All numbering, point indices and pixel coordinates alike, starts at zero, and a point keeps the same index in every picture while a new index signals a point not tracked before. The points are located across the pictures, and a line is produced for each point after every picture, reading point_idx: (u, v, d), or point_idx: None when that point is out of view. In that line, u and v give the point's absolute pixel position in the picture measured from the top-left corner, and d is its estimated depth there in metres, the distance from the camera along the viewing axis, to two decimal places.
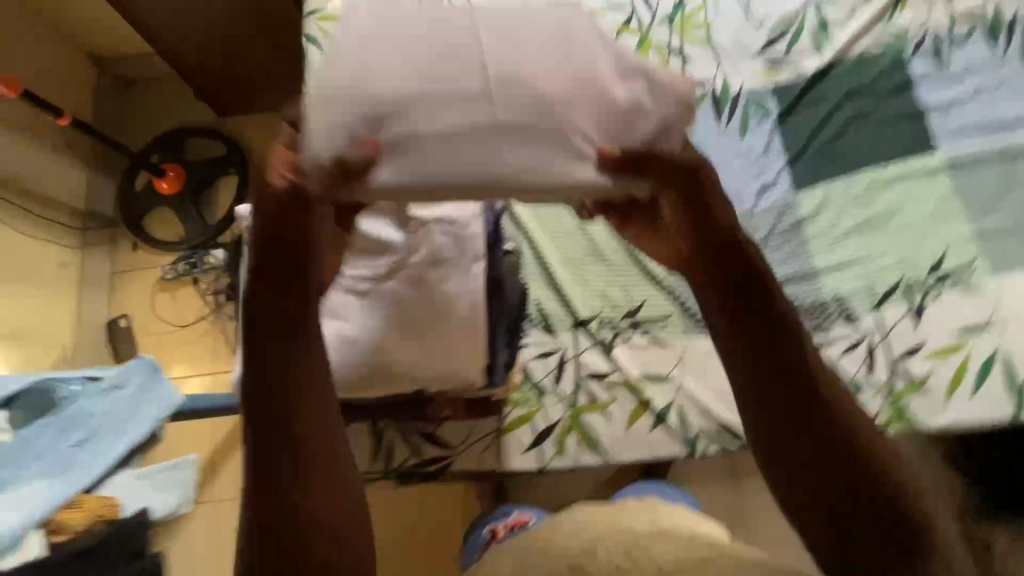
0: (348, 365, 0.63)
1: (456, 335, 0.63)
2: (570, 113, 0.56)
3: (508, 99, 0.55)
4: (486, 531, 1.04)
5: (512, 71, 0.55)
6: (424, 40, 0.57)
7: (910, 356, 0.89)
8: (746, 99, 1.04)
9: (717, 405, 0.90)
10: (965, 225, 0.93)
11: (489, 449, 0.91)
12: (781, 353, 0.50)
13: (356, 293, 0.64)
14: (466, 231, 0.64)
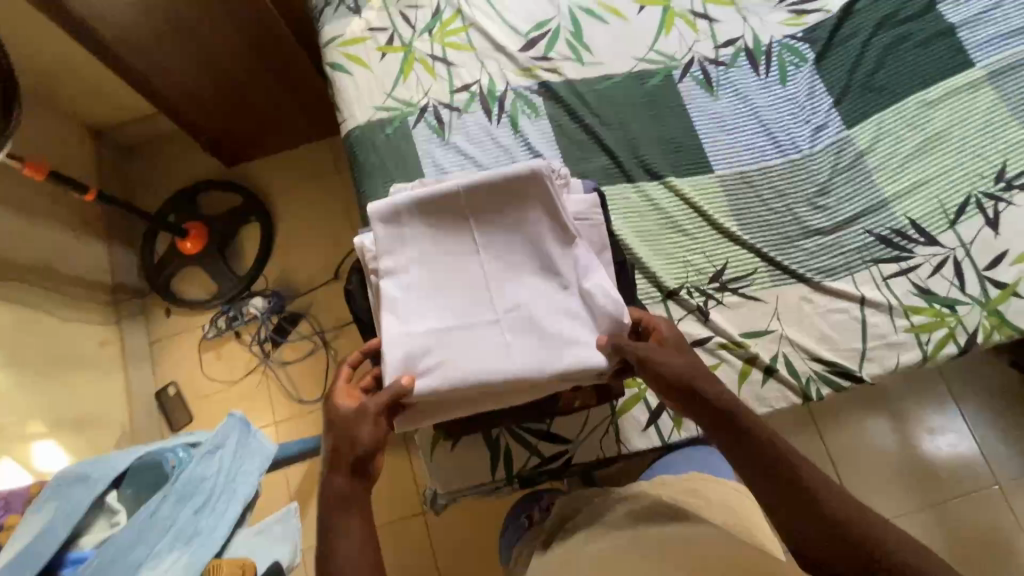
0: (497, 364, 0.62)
1: None
2: (547, 327, 0.72)
3: (517, 321, 0.72)
4: (524, 517, 1.02)
5: (518, 288, 0.74)
6: (446, 275, 0.74)
7: (997, 265, 0.91)
8: (780, 48, 1.05)
9: (821, 345, 0.91)
10: (1020, 129, 0.96)
11: (607, 434, 0.91)
12: (764, 455, 0.66)
13: None
14: (591, 221, 0.78)
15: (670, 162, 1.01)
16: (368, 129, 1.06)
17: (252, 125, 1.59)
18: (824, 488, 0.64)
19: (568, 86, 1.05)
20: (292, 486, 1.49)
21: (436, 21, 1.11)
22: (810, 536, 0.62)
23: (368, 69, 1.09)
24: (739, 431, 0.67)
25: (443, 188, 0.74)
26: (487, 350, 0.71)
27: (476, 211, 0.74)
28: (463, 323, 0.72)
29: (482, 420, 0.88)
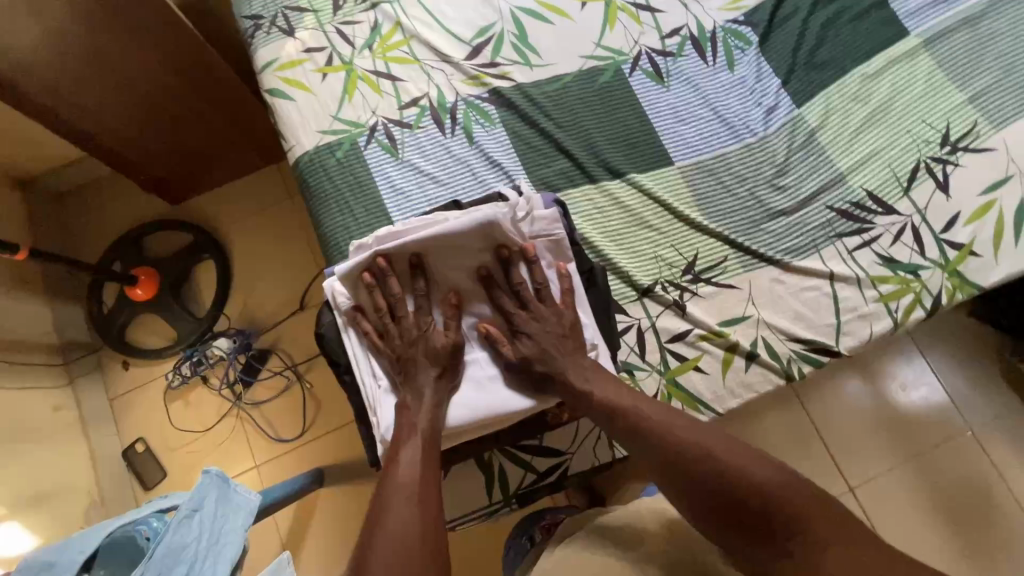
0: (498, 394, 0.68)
1: None
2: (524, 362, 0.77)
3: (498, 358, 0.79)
4: (525, 539, 1.10)
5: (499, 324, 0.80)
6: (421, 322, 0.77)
7: (952, 227, 0.94)
8: (723, 33, 1.06)
9: (799, 327, 0.92)
10: (958, 92, 0.99)
11: (599, 441, 0.90)
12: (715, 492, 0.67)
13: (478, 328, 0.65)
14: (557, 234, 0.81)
15: (630, 158, 1.00)
16: (318, 155, 1.02)
17: (194, 159, 1.51)
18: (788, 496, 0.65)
19: (519, 91, 1.03)
20: (282, 534, 1.42)
21: (375, 35, 1.07)
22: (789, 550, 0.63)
23: (310, 92, 1.05)
24: (683, 464, 0.69)
25: (416, 236, 0.77)
26: (468, 390, 0.78)
27: (440, 256, 0.78)
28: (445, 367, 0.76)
29: (471, 444, 0.85)
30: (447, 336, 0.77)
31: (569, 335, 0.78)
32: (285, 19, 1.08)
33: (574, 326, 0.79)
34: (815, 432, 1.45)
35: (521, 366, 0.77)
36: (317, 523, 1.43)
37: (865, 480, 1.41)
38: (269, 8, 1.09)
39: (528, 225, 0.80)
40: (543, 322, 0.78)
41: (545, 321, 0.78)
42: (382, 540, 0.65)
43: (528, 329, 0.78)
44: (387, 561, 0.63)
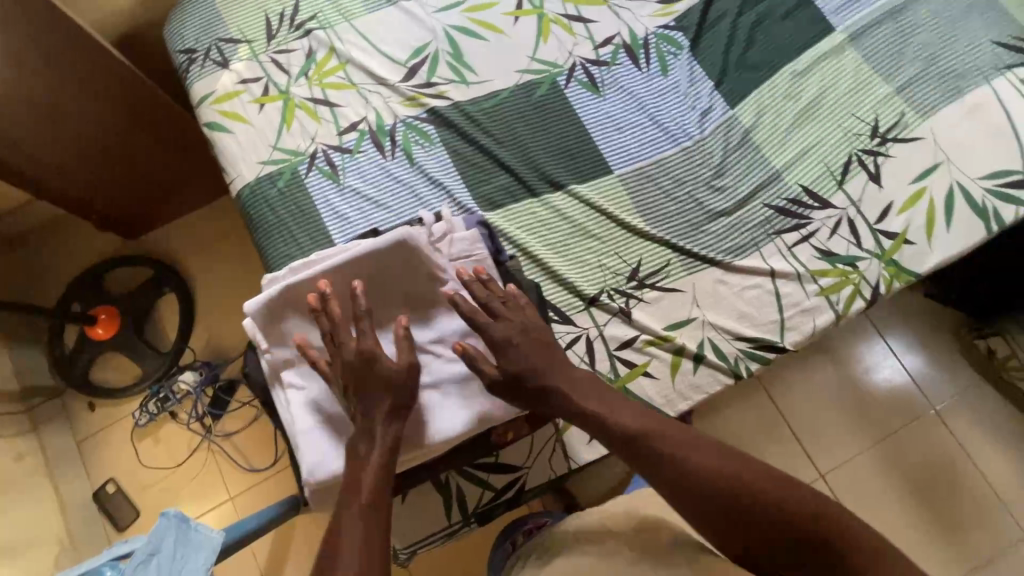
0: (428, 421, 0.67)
1: None
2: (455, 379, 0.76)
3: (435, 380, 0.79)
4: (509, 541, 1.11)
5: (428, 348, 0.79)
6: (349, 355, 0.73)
7: (886, 217, 0.96)
8: (656, 39, 1.07)
9: (745, 326, 0.93)
10: (885, 84, 1.01)
11: (555, 453, 0.90)
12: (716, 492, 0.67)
13: None
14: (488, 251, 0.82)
15: (569, 169, 1.01)
16: (260, 186, 1.02)
17: (148, 194, 1.50)
18: (746, 479, 0.67)
19: (456, 108, 1.04)
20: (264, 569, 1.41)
21: (310, 62, 1.07)
22: (741, 531, 0.66)
23: (248, 123, 1.04)
24: (645, 446, 0.71)
25: (341, 257, 0.78)
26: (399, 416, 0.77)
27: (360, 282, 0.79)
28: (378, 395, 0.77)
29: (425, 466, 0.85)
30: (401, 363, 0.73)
31: (538, 337, 0.76)
32: (219, 51, 1.08)
33: (543, 330, 0.77)
34: (786, 423, 1.47)
35: (507, 379, 0.75)
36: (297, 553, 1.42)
37: (836, 464, 1.43)
38: (202, 41, 1.08)
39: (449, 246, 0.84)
40: (513, 327, 0.76)
41: (515, 324, 0.76)
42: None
43: (500, 339, 0.75)
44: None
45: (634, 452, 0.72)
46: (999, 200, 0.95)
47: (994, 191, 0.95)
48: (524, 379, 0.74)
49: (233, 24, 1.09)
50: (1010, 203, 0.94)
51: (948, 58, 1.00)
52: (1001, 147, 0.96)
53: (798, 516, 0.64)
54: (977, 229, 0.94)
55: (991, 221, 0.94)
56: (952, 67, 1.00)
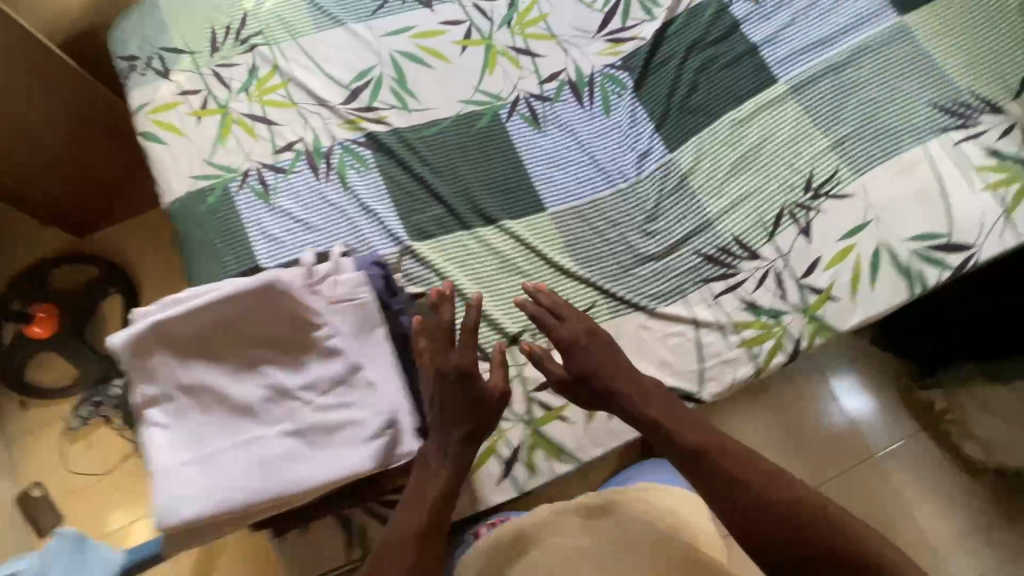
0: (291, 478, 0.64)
1: None
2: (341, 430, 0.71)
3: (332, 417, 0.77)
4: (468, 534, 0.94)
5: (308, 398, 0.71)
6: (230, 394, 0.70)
7: (812, 272, 0.96)
8: (601, 78, 1.07)
9: (664, 374, 0.93)
10: (822, 139, 1.01)
11: (462, 494, 0.89)
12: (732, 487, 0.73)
13: None
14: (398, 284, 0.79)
15: (503, 203, 1.00)
16: (190, 202, 1.00)
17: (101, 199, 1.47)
18: (785, 495, 0.71)
19: (395, 135, 1.03)
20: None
21: (252, 78, 1.05)
22: (774, 543, 0.68)
23: (184, 136, 1.03)
24: (692, 452, 0.76)
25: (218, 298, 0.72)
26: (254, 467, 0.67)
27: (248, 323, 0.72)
28: (236, 442, 0.69)
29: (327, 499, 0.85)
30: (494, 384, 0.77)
31: (598, 341, 0.86)
32: (161, 61, 1.06)
33: (604, 339, 0.87)
34: None
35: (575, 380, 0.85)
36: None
37: None
38: (145, 49, 1.07)
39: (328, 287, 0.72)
40: (581, 329, 0.86)
41: (579, 328, 0.86)
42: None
43: (567, 340, 0.86)
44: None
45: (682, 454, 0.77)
46: (923, 262, 0.95)
47: (919, 253, 0.96)
48: (587, 379, 0.84)
49: (179, 34, 1.08)
50: (934, 266, 0.95)
51: (886, 117, 1.00)
52: (929, 209, 0.97)
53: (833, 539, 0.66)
54: (900, 290, 0.95)
55: (915, 283, 0.95)
56: (889, 127, 1.00)
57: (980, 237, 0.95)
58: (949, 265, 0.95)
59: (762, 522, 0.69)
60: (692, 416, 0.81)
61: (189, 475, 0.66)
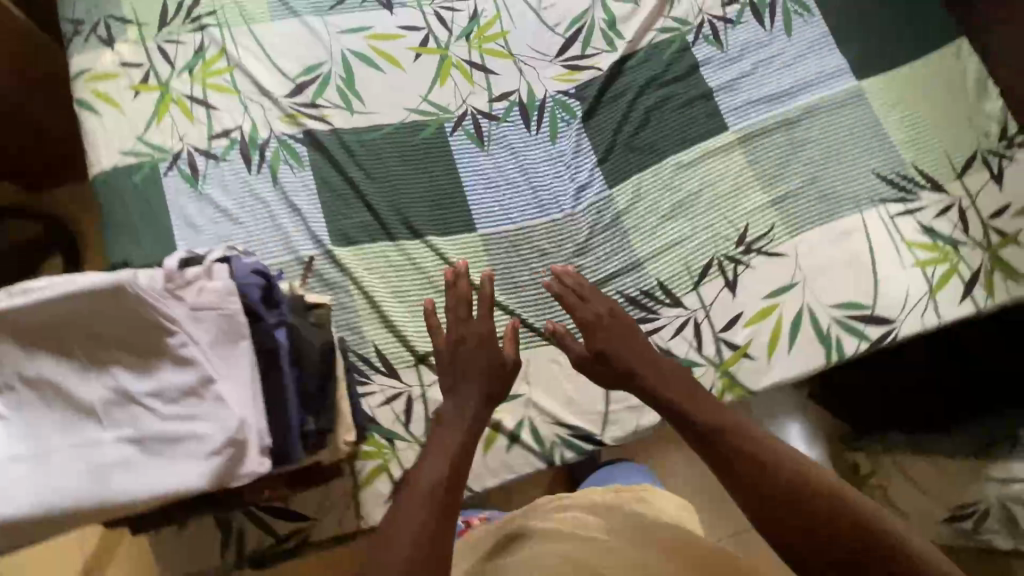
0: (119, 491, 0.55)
1: (226, 405, 0.59)
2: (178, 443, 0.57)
3: None
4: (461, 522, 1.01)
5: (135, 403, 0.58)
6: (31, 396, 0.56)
7: (732, 326, 0.95)
8: (552, 103, 1.05)
9: (568, 412, 0.92)
10: (762, 194, 1.00)
11: (346, 510, 0.87)
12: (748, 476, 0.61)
13: (131, 425, 0.57)
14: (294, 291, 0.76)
15: (433, 218, 0.98)
16: (113, 176, 0.96)
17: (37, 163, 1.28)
18: (794, 473, 0.60)
19: (334, 136, 1.01)
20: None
21: (198, 58, 1.03)
22: (796, 539, 0.57)
23: (118, 109, 0.99)
24: (701, 433, 0.65)
25: (52, 293, 0.55)
26: (84, 471, 0.54)
27: (73, 319, 0.56)
28: (73, 443, 0.55)
29: (158, 516, 0.72)
30: (507, 352, 0.75)
31: (620, 322, 0.79)
32: (107, 29, 1.03)
33: (625, 319, 0.80)
34: None
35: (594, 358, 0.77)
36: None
37: None
38: (92, 15, 1.03)
39: (190, 292, 0.61)
40: (603, 307, 0.80)
41: (602, 308, 0.80)
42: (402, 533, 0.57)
43: (588, 319, 0.78)
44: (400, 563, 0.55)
45: (688, 436, 0.67)
46: (843, 330, 0.95)
47: (841, 320, 0.95)
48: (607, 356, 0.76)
49: (129, 5, 1.05)
50: (854, 336, 0.94)
51: (827, 180, 1.00)
52: (857, 277, 0.96)
53: (848, 520, 0.56)
54: (818, 356, 0.94)
55: (833, 351, 0.94)
56: (829, 190, 0.99)
57: (902, 313, 0.95)
58: (869, 336, 0.94)
59: (783, 515, 0.58)
60: (706, 396, 0.70)
61: (12, 473, 0.53)
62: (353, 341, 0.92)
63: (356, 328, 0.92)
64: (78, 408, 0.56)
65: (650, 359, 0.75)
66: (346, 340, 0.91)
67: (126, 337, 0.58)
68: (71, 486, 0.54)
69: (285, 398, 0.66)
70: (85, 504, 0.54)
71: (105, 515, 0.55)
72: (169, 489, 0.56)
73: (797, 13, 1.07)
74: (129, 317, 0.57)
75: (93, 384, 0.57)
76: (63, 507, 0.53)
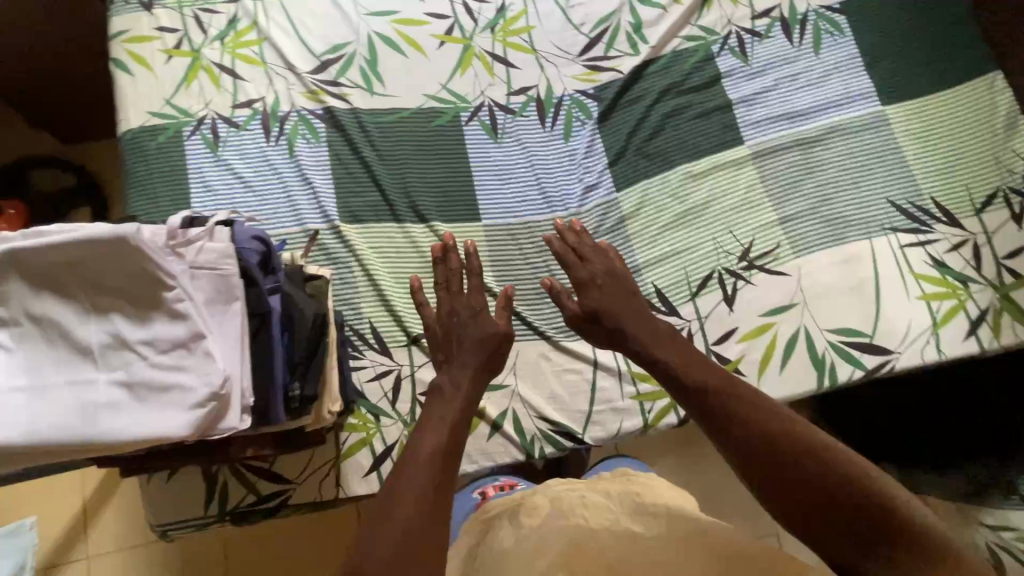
0: (106, 429, 0.58)
1: (214, 360, 0.62)
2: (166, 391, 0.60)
3: None
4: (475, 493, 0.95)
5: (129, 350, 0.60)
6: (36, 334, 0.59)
7: (726, 340, 0.95)
8: (569, 102, 1.06)
9: (552, 408, 0.93)
10: (772, 210, 0.99)
11: (327, 478, 0.90)
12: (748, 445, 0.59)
13: (123, 371, 0.60)
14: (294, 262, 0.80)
15: (440, 205, 1.00)
16: (139, 135, 0.99)
17: (70, 112, 1.32)
18: (790, 437, 0.58)
19: (353, 115, 1.03)
20: (42, 546, 1.12)
21: (230, 29, 1.06)
22: (795, 509, 0.56)
23: (150, 71, 1.03)
24: (695, 392, 0.66)
25: (73, 239, 0.58)
26: (75, 408, 0.57)
27: (91, 266, 0.59)
28: (69, 381, 0.58)
29: (146, 462, 0.75)
30: (500, 324, 0.79)
31: (616, 281, 0.84)
32: None
33: (624, 279, 0.85)
34: None
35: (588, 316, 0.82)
36: (105, 522, 1.14)
37: None
38: None
39: (189, 250, 0.64)
40: (598, 269, 0.85)
41: (600, 268, 0.86)
42: (398, 510, 0.56)
43: (584, 278, 0.85)
44: (399, 535, 0.55)
45: (680, 393, 0.68)
46: (838, 356, 0.93)
47: (837, 345, 0.94)
48: (600, 315, 0.81)
49: None
50: (849, 362, 0.93)
51: (840, 203, 0.98)
52: (859, 303, 0.95)
53: (842, 483, 0.55)
54: (809, 379, 0.93)
55: (826, 376, 0.93)
56: (840, 212, 0.98)
57: (902, 344, 0.93)
58: (865, 364, 0.93)
59: (783, 481, 0.57)
60: (700, 356, 0.71)
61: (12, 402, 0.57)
62: (350, 317, 0.94)
63: (354, 304, 0.94)
64: (77, 350, 0.59)
65: (645, 318, 0.79)
66: (343, 315, 0.93)
67: (136, 287, 0.60)
68: (62, 420, 0.57)
69: (272, 362, 0.69)
70: (74, 437, 0.57)
71: (92, 450, 0.58)
72: (152, 433, 0.58)
73: (828, 32, 1.06)
74: (140, 268, 0.60)
75: (92, 328, 0.60)
76: (53, 439, 0.56)
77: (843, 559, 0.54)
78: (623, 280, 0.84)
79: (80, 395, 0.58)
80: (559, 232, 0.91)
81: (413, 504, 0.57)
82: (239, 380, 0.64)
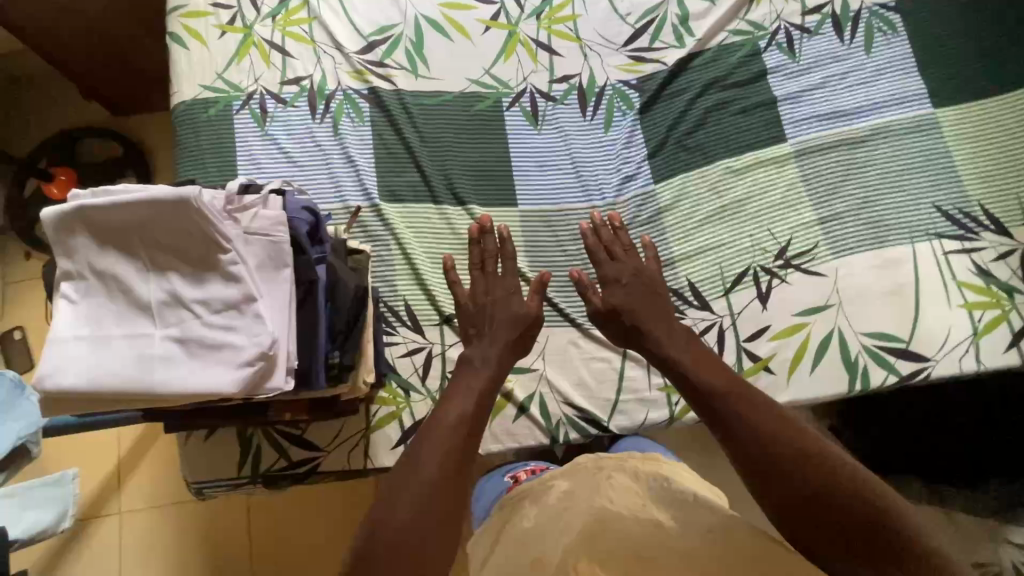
0: (161, 381, 0.60)
1: (265, 322, 0.64)
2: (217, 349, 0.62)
3: None
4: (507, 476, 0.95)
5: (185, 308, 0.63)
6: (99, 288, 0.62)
7: (757, 338, 0.94)
8: (611, 92, 1.06)
9: (579, 394, 0.94)
10: (810, 210, 0.98)
11: (357, 448, 0.92)
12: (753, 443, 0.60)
13: (178, 327, 0.62)
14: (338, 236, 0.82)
15: (478, 189, 1.01)
16: (191, 107, 1.02)
17: (123, 83, 1.36)
18: (793, 438, 0.59)
19: (396, 95, 1.05)
20: (81, 496, 1.18)
21: (282, 6, 1.08)
22: (791, 506, 0.56)
23: (204, 45, 1.05)
24: (706, 390, 0.67)
25: (142, 199, 0.60)
26: (135, 358, 0.61)
27: (156, 226, 0.62)
28: (130, 334, 0.62)
29: (191, 418, 0.78)
30: (531, 307, 0.80)
31: (642, 280, 0.84)
32: None
33: (649, 279, 0.85)
34: None
35: (610, 313, 0.82)
36: (141, 475, 1.19)
37: None
38: None
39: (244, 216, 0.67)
40: (626, 269, 0.85)
41: (628, 267, 0.86)
42: (412, 478, 0.58)
43: (611, 275, 0.85)
44: (418, 502, 0.56)
45: (691, 392, 0.68)
46: (872, 360, 0.92)
47: (871, 349, 0.92)
48: (620, 312, 0.81)
49: None
50: (882, 367, 0.92)
51: (881, 206, 0.97)
52: (897, 309, 0.93)
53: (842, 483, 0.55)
54: (841, 382, 0.92)
55: (857, 380, 0.92)
56: (881, 216, 0.96)
57: (939, 352, 0.91)
58: (898, 370, 0.91)
59: (784, 480, 0.57)
60: (712, 358, 0.72)
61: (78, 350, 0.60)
62: (386, 293, 0.96)
63: (390, 281, 0.96)
64: (137, 305, 0.62)
65: (664, 319, 0.79)
66: (379, 291, 0.96)
67: (196, 250, 0.63)
68: (123, 370, 0.60)
69: (316, 329, 0.71)
70: (132, 387, 0.60)
71: (147, 400, 0.61)
72: (203, 388, 0.61)
73: (881, 31, 1.03)
74: (199, 231, 0.62)
75: (153, 286, 0.63)
76: (112, 386, 0.59)
77: (836, 556, 0.54)
78: (650, 282, 0.84)
79: (138, 347, 0.61)
80: (590, 227, 0.91)
81: (430, 478, 0.58)
82: (285, 343, 0.66)
